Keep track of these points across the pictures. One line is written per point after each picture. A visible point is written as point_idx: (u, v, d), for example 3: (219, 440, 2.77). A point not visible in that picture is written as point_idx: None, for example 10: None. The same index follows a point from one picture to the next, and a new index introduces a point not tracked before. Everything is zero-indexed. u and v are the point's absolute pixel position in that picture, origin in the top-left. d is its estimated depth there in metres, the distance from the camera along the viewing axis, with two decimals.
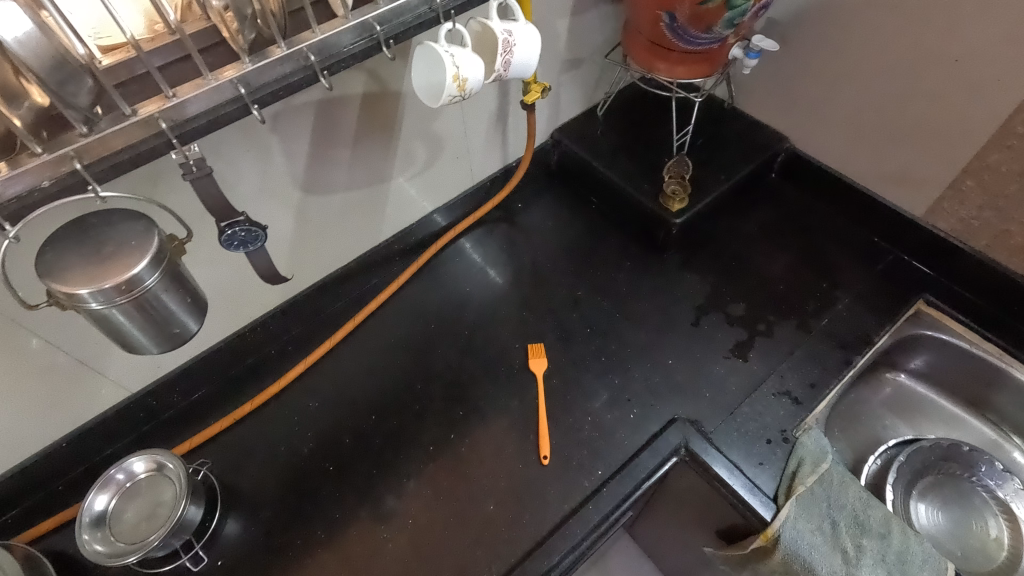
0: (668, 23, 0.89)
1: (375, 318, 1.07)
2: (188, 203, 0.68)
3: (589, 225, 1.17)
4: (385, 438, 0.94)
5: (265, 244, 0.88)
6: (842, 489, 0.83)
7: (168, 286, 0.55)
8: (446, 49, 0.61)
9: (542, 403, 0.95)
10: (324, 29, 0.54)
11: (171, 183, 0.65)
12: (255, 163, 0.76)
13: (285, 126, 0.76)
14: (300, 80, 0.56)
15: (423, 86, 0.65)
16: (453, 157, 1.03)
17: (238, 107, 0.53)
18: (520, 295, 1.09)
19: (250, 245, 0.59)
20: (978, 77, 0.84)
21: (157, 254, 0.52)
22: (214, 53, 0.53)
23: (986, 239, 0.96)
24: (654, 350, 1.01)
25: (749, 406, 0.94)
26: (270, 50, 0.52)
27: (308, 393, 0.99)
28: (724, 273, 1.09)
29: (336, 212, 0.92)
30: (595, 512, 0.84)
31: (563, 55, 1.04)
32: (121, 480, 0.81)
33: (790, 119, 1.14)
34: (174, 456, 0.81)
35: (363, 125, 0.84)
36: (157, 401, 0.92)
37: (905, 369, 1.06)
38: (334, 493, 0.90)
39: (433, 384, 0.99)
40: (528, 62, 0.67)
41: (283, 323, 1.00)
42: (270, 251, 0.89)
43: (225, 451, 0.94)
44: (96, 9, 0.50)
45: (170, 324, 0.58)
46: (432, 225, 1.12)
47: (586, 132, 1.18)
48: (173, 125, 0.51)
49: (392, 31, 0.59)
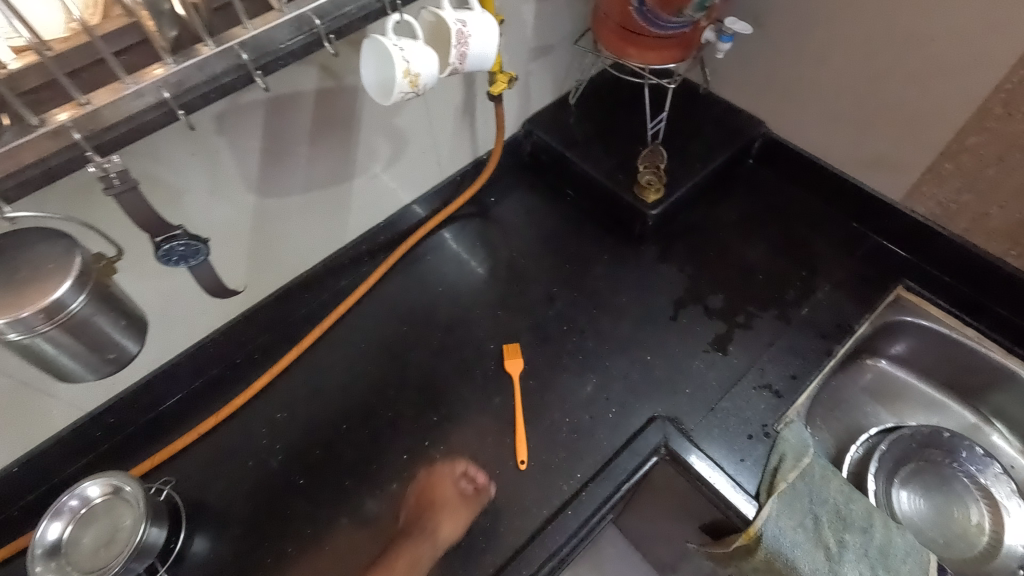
0: (637, 7, 0.85)
1: (345, 322, 1.03)
2: (124, 225, 0.64)
3: (564, 218, 1.14)
4: (358, 447, 0.91)
5: (212, 254, 0.82)
6: (824, 483, 0.82)
7: (99, 308, 0.51)
8: (395, 42, 0.57)
9: (519, 405, 0.92)
10: (256, 23, 0.50)
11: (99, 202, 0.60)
12: (202, 168, 0.71)
13: (233, 128, 0.71)
14: (234, 81, 0.51)
15: (373, 82, 0.60)
16: (419, 152, 0.99)
17: (163, 113, 0.48)
18: (495, 292, 1.06)
19: (192, 259, 0.55)
20: (956, 57, 0.82)
21: (82, 276, 0.48)
22: (136, 53, 0.48)
23: (965, 223, 0.94)
24: (633, 346, 0.99)
25: (730, 401, 0.92)
26: (196, 48, 0.48)
27: (276, 403, 0.95)
28: (703, 264, 1.07)
29: (292, 216, 0.87)
30: (574, 518, 0.82)
31: (531, 43, 1.00)
32: (76, 507, 0.77)
33: (766, 103, 1.11)
34: (131, 477, 0.77)
35: (319, 123, 0.80)
36: (115, 419, 0.88)
37: (886, 354, 1.05)
38: (305, 507, 0.87)
39: (407, 389, 0.96)
40: (486, 53, 0.63)
41: (247, 331, 0.96)
42: (217, 263, 0.84)
43: (191, 468, 0.90)
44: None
45: (106, 348, 0.53)
46: (412, 216, 1.08)
47: (558, 122, 1.14)
48: (89, 135, 0.46)
49: (333, 25, 0.55)
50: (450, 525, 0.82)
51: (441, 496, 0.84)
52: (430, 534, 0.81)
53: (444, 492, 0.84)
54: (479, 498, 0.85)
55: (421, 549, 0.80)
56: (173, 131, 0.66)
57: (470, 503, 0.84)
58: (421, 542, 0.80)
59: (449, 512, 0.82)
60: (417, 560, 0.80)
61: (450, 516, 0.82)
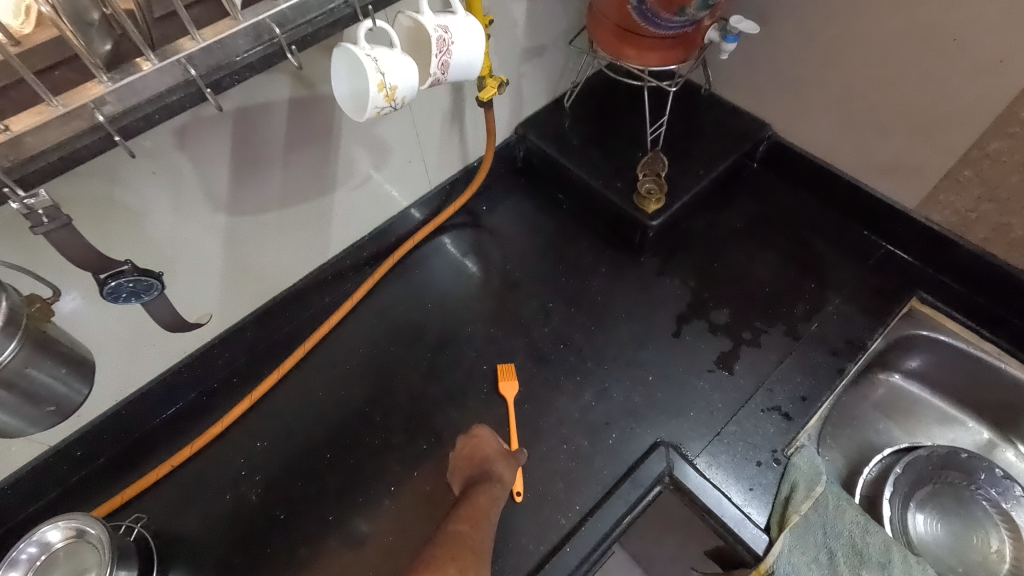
0: (636, 6, 0.79)
1: (328, 342, 0.97)
2: (57, 261, 0.58)
3: (560, 227, 1.08)
4: (343, 478, 0.86)
5: (166, 287, 0.75)
6: (838, 514, 0.77)
7: (34, 358, 0.45)
8: (367, 51, 0.51)
9: (514, 432, 0.87)
10: (206, 34, 0.45)
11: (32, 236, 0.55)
12: (165, 187, 0.66)
13: (197, 144, 0.65)
14: (181, 99, 0.45)
15: (346, 96, 0.55)
16: (405, 161, 0.93)
17: (99, 138, 0.42)
18: (487, 308, 1.00)
19: (143, 295, 0.51)
20: (979, 57, 0.76)
21: (10, 323, 0.43)
22: (75, 67, 0.43)
23: (984, 233, 0.89)
24: (633, 366, 0.93)
25: (737, 425, 0.87)
26: (138, 63, 0.43)
27: (256, 430, 0.90)
28: (706, 277, 1.01)
29: (269, 233, 0.82)
30: (573, 556, 0.77)
31: (523, 44, 0.94)
32: (34, 554, 0.71)
33: (771, 105, 1.05)
34: (94, 519, 0.71)
35: (294, 134, 0.73)
36: (84, 452, 0.82)
37: (900, 369, 0.99)
38: (286, 544, 0.81)
39: (394, 414, 0.90)
40: (471, 60, 0.58)
41: (225, 354, 0.90)
42: (172, 295, 0.77)
43: (164, 502, 0.84)
44: None
45: (46, 400, 0.48)
46: (409, 220, 1.03)
47: (553, 126, 1.08)
48: (10, 166, 0.40)
49: (295, 35, 0.48)
50: (511, 472, 0.79)
51: (492, 449, 0.81)
52: (498, 480, 0.77)
53: (494, 445, 0.81)
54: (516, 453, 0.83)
55: (496, 490, 0.75)
56: (119, 156, 0.60)
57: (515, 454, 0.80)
58: (494, 484, 0.75)
59: (506, 459, 0.79)
60: (495, 499, 0.74)
61: (507, 461, 0.79)
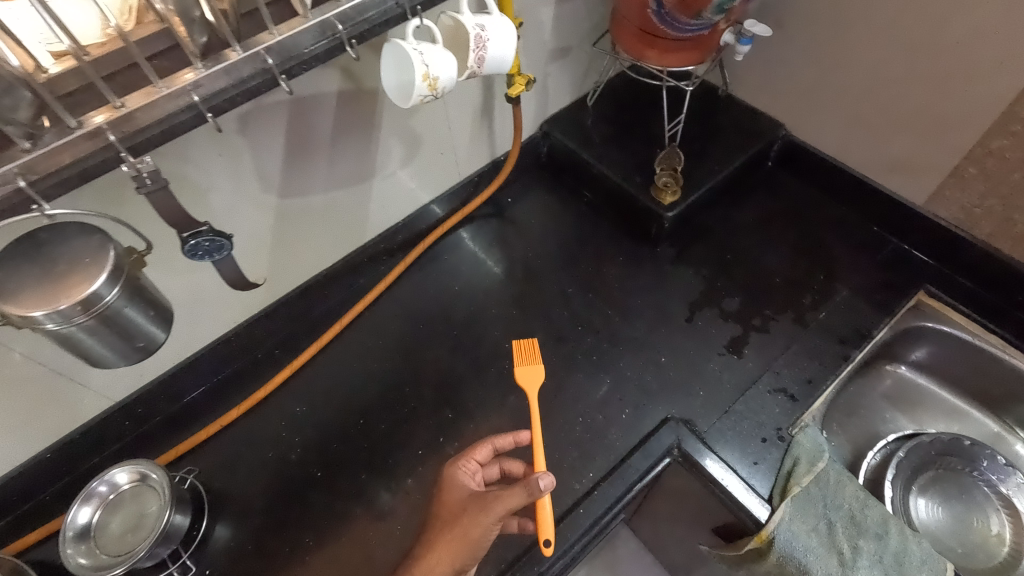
0: (656, 10, 0.85)
1: (363, 320, 1.05)
2: (152, 217, 0.67)
3: (581, 218, 1.15)
4: (373, 442, 0.93)
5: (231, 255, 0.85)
6: (838, 488, 0.81)
7: (129, 300, 0.53)
8: (415, 46, 0.58)
9: (539, 454, 0.70)
10: (282, 29, 0.53)
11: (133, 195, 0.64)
12: (226, 166, 0.73)
13: (256, 129, 0.73)
14: (259, 84, 0.54)
15: (393, 86, 0.62)
16: (438, 152, 1.00)
17: (193, 116, 0.51)
18: (510, 292, 1.07)
19: (216, 254, 0.58)
20: (980, 60, 0.81)
21: (115, 269, 0.51)
22: (170, 57, 0.52)
23: (989, 228, 0.93)
24: (647, 348, 0.99)
25: (744, 404, 0.92)
26: (225, 54, 0.51)
27: (295, 397, 0.98)
28: (718, 267, 1.07)
29: (314, 213, 0.89)
30: (586, 516, 0.83)
31: (550, 45, 1.00)
32: (104, 492, 0.81)
33: (786, 106, 1.10)
34: (156, 466, 0.80)
35: (341, 123, 0.81)
36: (143, 409, 0.91)
37: (906, 360, 1.03)
38: (323, 499, 0.89)
39: (422, 386, 0.98)
40: (504, 57, 0.65)
41: (270, 326, 0.98)
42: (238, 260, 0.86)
43: (213, 458, 0.93)
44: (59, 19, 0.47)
45: (135, 337, 0.56)
46: (429, 217, 1.10)
47: (576, 123, 1.15)
48: (123, 137, 0.49)
49: (355, 30, 0.57)
50: (473, 531, 0.63)
51: (446, 505, 0.69)
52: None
53: (454, 496, 0.69)
54: (527, 486, 0.62)
55: None
56: (189, 138, 0.68)
57: (528, 485, 0.62)
58: None
59: (460, 516, 0.65)
60: None
61: (451, 542, 0.64)
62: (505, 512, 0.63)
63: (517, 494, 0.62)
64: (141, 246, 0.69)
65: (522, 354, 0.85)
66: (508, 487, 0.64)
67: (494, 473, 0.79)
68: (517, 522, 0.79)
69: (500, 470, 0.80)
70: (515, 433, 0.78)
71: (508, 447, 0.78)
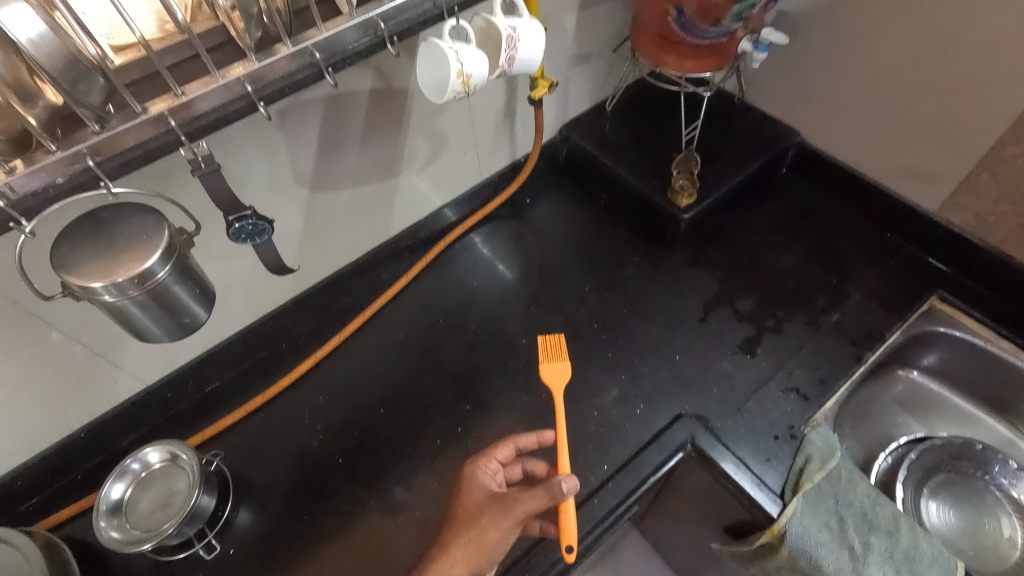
0: (676, 18, 0.88)
1: (384, 313, 1.07)
2: (198, 200, 0.71)
3: (597, 220, 1.17)
4: (393, 431, 0.96)
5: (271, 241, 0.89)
6: (850, 486, 0.81)
7: (178, 277, 0.57)
8: (451, 45, 0.63)
9: (563, 456, 0.71)
10: (329, 27, 0.58)
11: (180, 180, 0.68)
12: (266, 158, 0.77)
13: (294, 123, 0.77)
14: (308, 76, 0.58)
15: (428, 83, 0.67)
16: (462, 151, 1.04)
17: (245, 104, 0.56)
18: (528, 290, 1.09)
19: (258, 237, 0.62)
20: (993, 70, 0.83)
21: (168, 247, 0.54)
22: (223, 52, 0.56)
23: (1001, 235, 0.94)
24: (661, 346, 1.01)
25: (756, 402, 0.93)
26: (276, 48, 0.56)
27: (318, 386, 1.01)
28: (733, 269, 1.09)
29: (344, 207, 0.93)
30: (600, 507, 0.84)
31: (572, 50, 1.04)
32: (137, 470, 0.84)
33: (801, 112, 1.13)
34: (186, 447, 0.84)
35: (372, 120, 0.85)
36: (171, 393, 0.94)
37: (918, 365, 1.04)
38: (343, 486, 0.91)
39: (441, 378, 1.00)
40: (533, 58, 0.70)
41: (295, 317, 1.02)
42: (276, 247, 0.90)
43: (238, 443, 0.96)
44: (108, 11, 0.53)
45: (180, 314, 0.60)
46: (443, 219, 1.12)
47: (594, 127, 1.18)
48: (182, 122, 0.53)
49: (396, 27, 0.62)
50: (492, 533, 0.63)
51: (466, 505, 0.68)
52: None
53: (474, 496, 0.69)
54: (548, 487, 0.62)
55: None
56: (232, 130, 0.72)
57: (551, 485, 0.62)
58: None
59: (479, 517, 0.65)
60: None
61: (468, 545, 0.64)
62: (524, 514, 0.63)
63: (537, 497, 0.63)
64: (188, 227, 0.74)
65: (548, 349, 0.87)
66: (528, 490, 0.64)
67: (517, 473, 0.81)
68: (539, 526, 0.79)
69: (522, 470, 0.82)
70: (539, 432, 0.79)
71: (531, 446, 0.79)
